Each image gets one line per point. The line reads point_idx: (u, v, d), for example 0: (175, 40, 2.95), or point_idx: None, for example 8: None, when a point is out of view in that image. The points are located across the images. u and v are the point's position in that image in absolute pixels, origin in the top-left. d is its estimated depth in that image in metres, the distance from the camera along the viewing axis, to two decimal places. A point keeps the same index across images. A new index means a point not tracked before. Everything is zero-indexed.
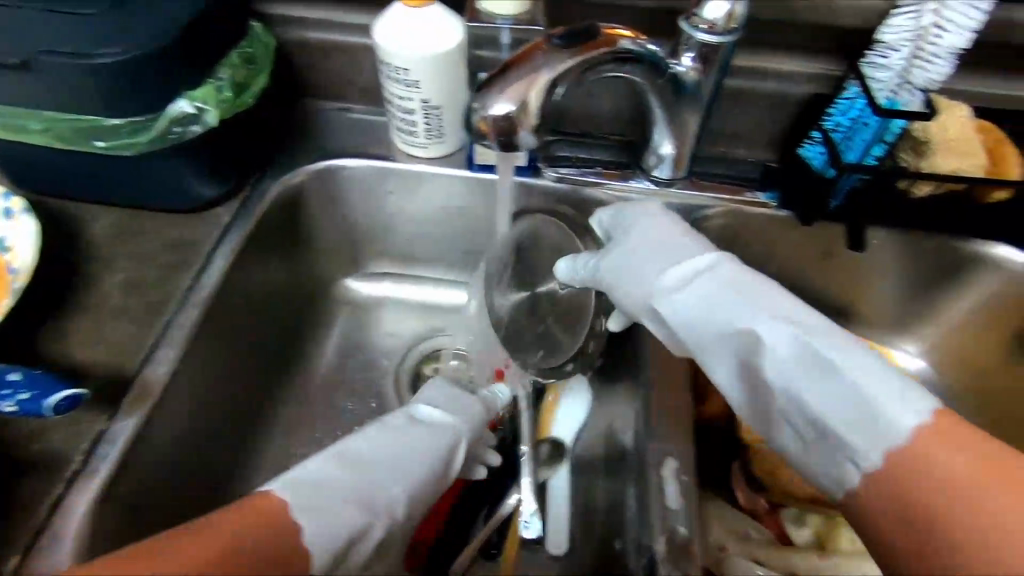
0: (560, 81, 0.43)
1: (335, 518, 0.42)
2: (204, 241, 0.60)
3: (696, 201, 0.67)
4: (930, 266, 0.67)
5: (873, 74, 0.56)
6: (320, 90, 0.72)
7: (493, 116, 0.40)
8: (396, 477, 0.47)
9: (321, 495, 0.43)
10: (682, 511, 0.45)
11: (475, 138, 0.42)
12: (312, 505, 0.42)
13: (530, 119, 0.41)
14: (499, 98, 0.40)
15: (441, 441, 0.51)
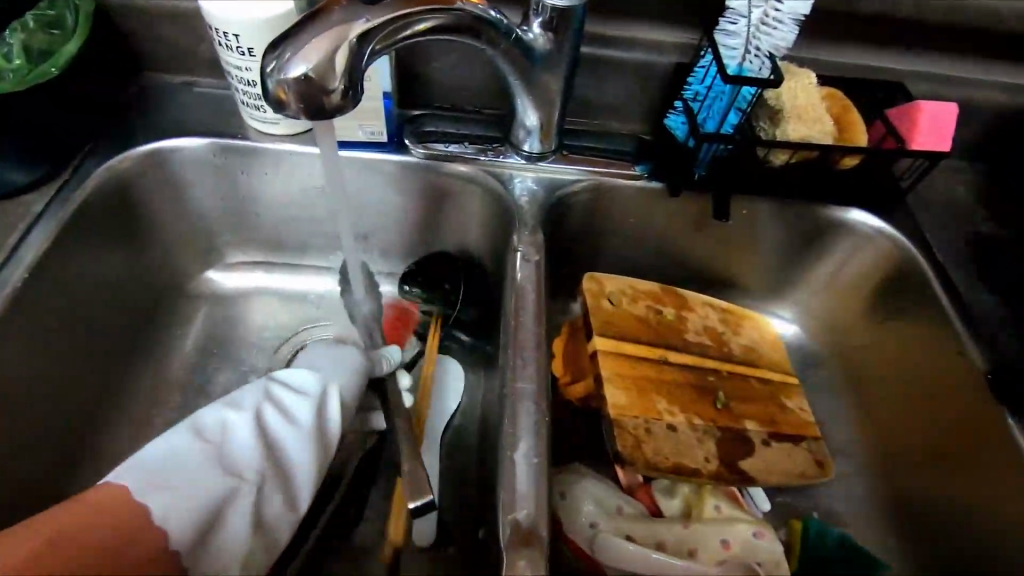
0: (369, 39, 0.38)
1: (186, 493, 0.46)
2: (7, 233, 0.52)
3: (566, 175, 0.65)
4: (796, 233, 0.68)
5: (725, 42, 0.55)
6: (160, 61, 0.65)
7: (291, 81, 0.36)
8: (254, 438, 0.50)
9: (177, 474, 0.47)
10: (530, 494, 0.44)
11: (276, 106, 0.37)
12: (161, 481, 0.46)
13: (331, 83, 0.37)
14: (294, 58, 0.36)
15: (301, 408, 0.52)
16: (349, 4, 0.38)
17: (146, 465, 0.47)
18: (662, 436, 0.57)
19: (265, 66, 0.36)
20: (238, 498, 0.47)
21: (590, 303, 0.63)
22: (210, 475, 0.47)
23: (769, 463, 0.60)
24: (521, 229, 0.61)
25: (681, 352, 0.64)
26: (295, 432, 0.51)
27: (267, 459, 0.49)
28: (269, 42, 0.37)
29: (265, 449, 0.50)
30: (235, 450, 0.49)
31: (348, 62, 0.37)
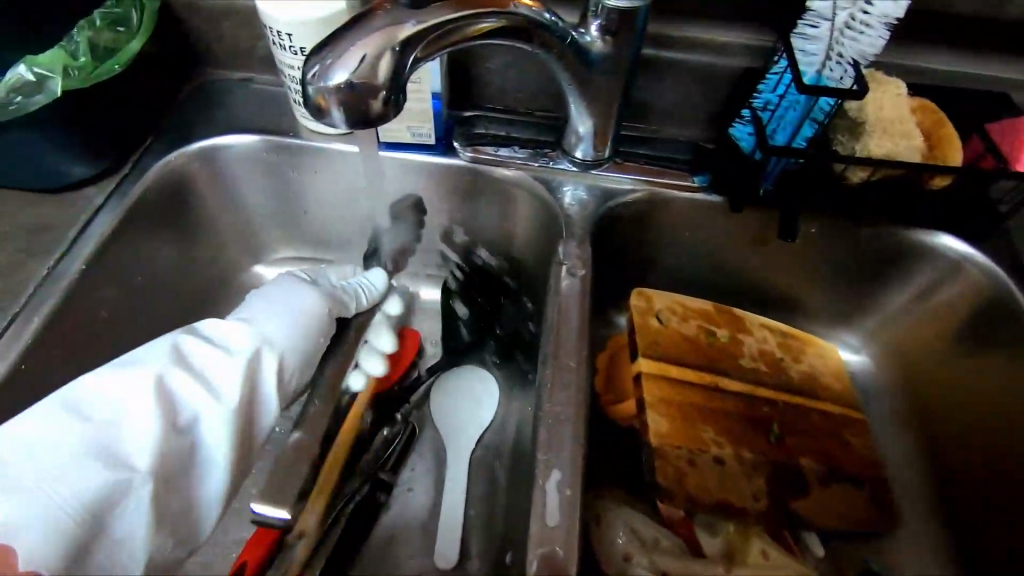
0: (414, 44, 0.37)
1: (78, 485, 0.40)
2: (68, 225, 0.54)
3: (620, 184, 0.62)
4: (869, 256, 0.62)
5: (802, 47, 0.50)
6: (218, 57, 0.66)
7: (332, 87, 0.35)
8: (161, 418, 0.44)
9: (50, 471, 0.40)
10: (561, 528, 0.41)
11: (314, 114, 0.36)
12: (40, 477, 0.40)
13: (372, 88, 0.35)
14: (336, 64, 0.35)
15: (219, 377, 0.48)
16: (395, 8, 0.36)
17: (11, 464, 0.40)
18: (707, 469, 0.53)
19: (308, 72, 0.35)
20: (129, 494, 0.42)
21: (636, 320, 0.60)
22: (101, 464, 0.41)
23: (824, 506, 0.56)
24: (567, 240, 0.58)
25: (733, 378, 0.60)
26: (205, 406, 0.46)
27: (173, 439, 0.44)
28: (313, 47, 0.36)
29: (171, 424, 0.44)
30: (127, 434, 0.43)
31: (393, 68, 0.36)
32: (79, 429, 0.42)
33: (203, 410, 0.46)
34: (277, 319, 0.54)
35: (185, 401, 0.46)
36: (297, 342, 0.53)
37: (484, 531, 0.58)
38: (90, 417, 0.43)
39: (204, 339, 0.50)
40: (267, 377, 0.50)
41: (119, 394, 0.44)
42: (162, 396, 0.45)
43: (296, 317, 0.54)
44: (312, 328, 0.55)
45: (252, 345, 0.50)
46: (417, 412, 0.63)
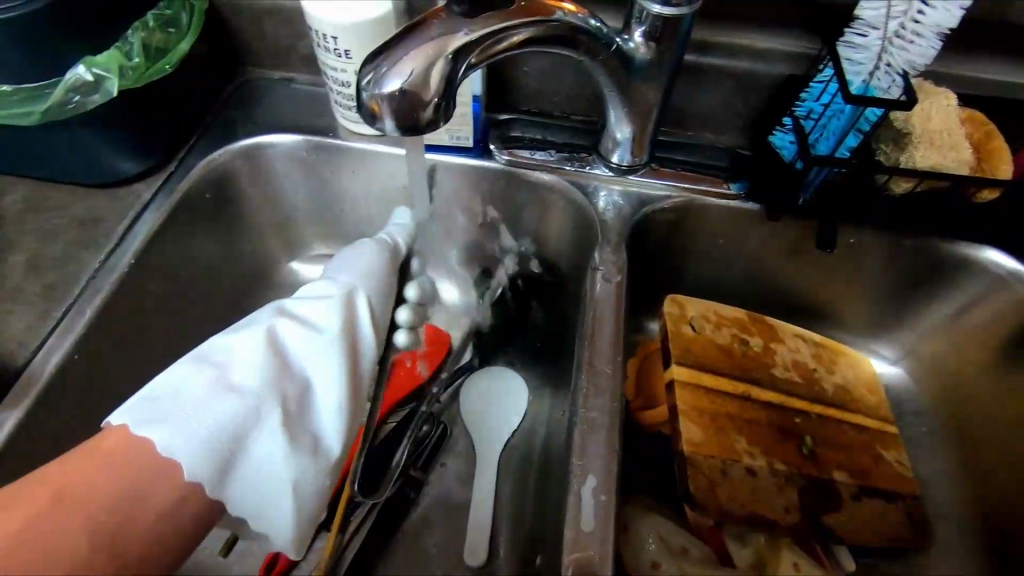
0: (466, 55, 0.38)
1: (208, 417, 0.40)
2: (117, 220, 0.56)
3: (656, 190, 0.62)
4: (909, 268, 0.62)
5: (850, 56, 0.50)
6: (261, 57, 0.67)
7: (384, 96, 0.35)
8: (276, 359, 0.44)
9: (187, 406, 0.40)
10: (596, 533, 0.42)
11: (367, 120, 0.37)
12: (170, 413, 0.40)
13: (426, 97, 0.36)
14: (388, 73, 0.35)
15: (322, 320, 0.48)
16: (450, 17, 0.37)
17: (157, 402, 0.41)
18: (738, 479, 0.53)
19: (362, 80, 0.36)
20: (258, 420, 0.41)
21: (670, 327, 0.60)
22: (230, 396, 0.41)
23: (857, 519, 0.55)
24: (602, 245, 0.58)
25: (766, 388, 0.59)
26: (315, 346, 0.46)
27: (289, 378, 0.44)
28: (367, 57, 0.36)
29: (284, 366, 0.44)
30: (251, 371, 0.43)
31: (442, 77, 0.36)
32: (208, 372, 0.43)
33: (314, 351, 0.46)
34: (364, 270, 0.54)
35: (295, 346, 0.46)
36: (378, 285, 0.54)
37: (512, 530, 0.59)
38: (220, 360, 0.44)
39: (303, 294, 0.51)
40: (363, 317, 0.50)
41: (233, 341, 0.45)
42: (272, 342, 0.45)
43: (379, 268, 0.55)
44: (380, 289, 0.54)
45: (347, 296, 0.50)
46: (447, 411, 0.64)
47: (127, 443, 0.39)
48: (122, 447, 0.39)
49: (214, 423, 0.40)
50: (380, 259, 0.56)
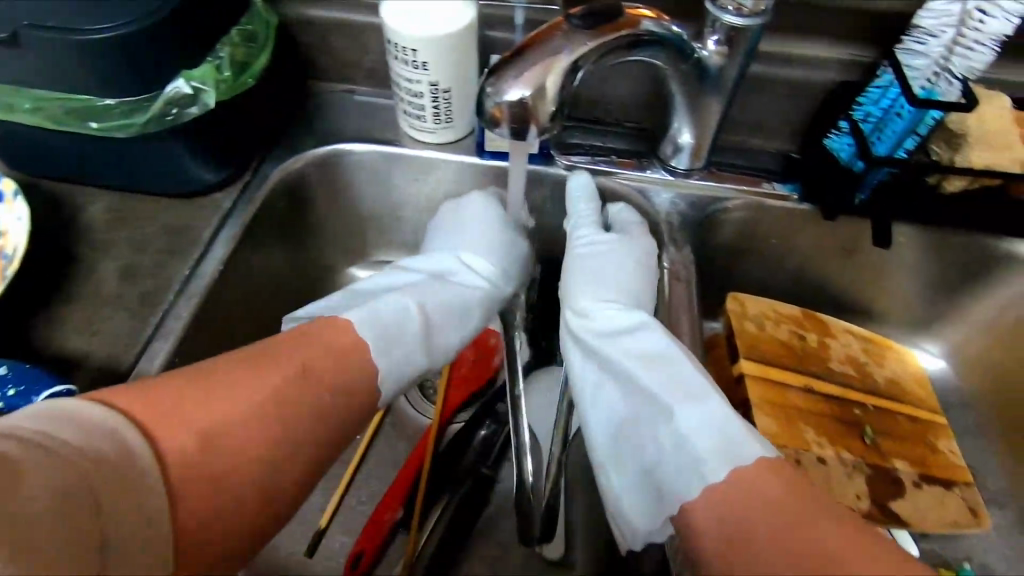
0: (579, 65, 0.41)
1: (409, 356, 0.51)
2: (201, 229, 0.58)
3: (716, 193, 0.64)
4: (957, 264, 0.64)
5: (909, 62, 0.53)
6: (324, 71, 0.70)
7: (507, 103, 0.40)
8: (448, 314, 0.56)
9: (395, 338, 0.50)
10: None
11: (486, 125, 0.41)
12: (387, 336, 0.50)
13: (545, 107, 0.40)
14: (513, 84, 0.40)
15: (485, 270, 0.61)
16: (573, 29, 0.40)
17: (373, 315, 0.50)
18: (811, 468, 0.56)
19: (484, 90, 0.40)
20: (446, 338, 0.55)
21: (734, 324, 0.62)
22: (424, 349, 0.52)
23: (922, 507, 0.57)
24: (668, 246, 0.61)
25: (826, 382, 0.62)
26: (471, 314, 0.58)
27: (452, 335, 0.56)
28: (490, 66, 0.40)
29: (454, 322, 0.56)
30: (442, 309, 0.56)
31: (559, 85, 0.40)
32: (400, 300, 0.53)
33: (471, 315, 0.58)
34: (477, 220, 0.62)
35: (465, 306, 0.58)
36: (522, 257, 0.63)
37: None
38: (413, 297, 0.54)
39: (462, 245, 0.61)
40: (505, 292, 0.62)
41: (430, 294, 0.56)
42: (432, 299, 0.56)
43: (507, 237, 0.62)
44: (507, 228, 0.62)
45: (494, 258, 0.61)
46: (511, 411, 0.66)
47: (336, 325, 0.48)
48: (339, 335, 0.47)
49: (411, 341, 0.51)
50: (498, 213, 0.62)
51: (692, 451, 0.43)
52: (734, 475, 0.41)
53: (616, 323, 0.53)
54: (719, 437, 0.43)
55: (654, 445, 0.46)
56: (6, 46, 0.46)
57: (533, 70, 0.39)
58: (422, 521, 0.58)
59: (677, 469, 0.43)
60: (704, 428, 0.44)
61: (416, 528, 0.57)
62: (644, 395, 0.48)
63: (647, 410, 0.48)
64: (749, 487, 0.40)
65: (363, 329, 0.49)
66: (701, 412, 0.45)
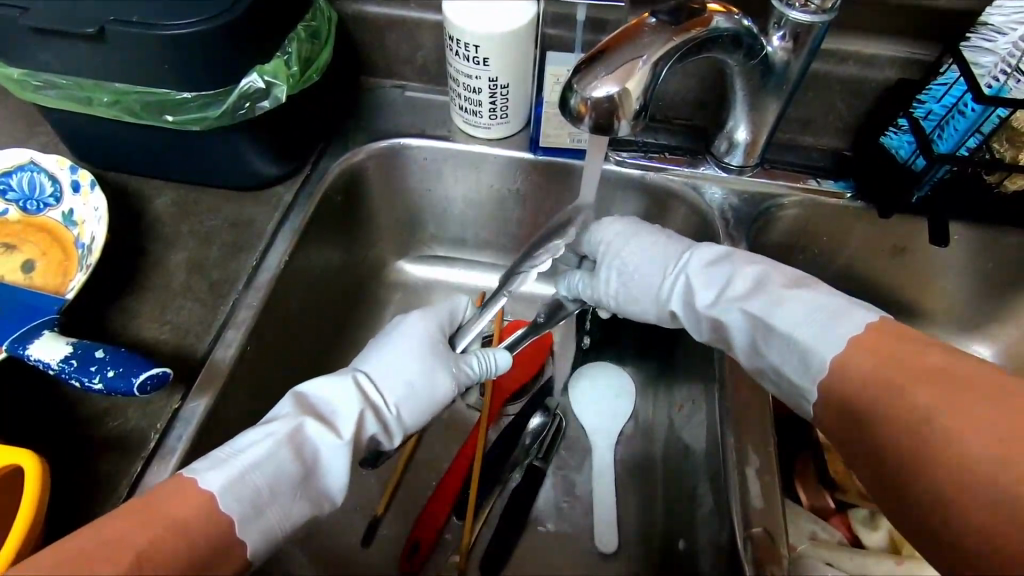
0: (663, 61, 0.42)
1: (247, 477, 0.41)
2: (265, 221, 0.59)
3: (769, 190, 0.64)
4: (1009, 265, 0.64)
5: (975, 59, 0.53)
6: (377, 67, 0.71)
7: (596, 98, 0.41)
8: (310, 437, 0.45)
9: (237, 472, 0.41)
10: (763, 510, 0.47)
11: (571, 121, 0.42)
12: (221, 462, 0.41)
13: (631, 104, 0.41)
14: (602, 81, 0.41)
15: (414, 378, 0.52)
16: (660, 25, 0.42)
17: (240, 473, 0.41)
18: None
19: (571, 88, 0.41)
20: (339, 468, 0.45)
21: None
22: (258, 466, 0.41)
23: None
24: (723, 242, 0.61)
25: None
26: (346, 421, 0.47)
27: (323, 449, 0.45)
28: (576, 64, 0.42)
29: (324, 425, 0.46)
30: (324, 439, 0.45)
31: (645, 82, 0.41)
32: (268, 442, 0.43)
33: (347, 405, 0.48)
34: (410, 337, 0.55)
35: (329, 402, 0.48)
36: (387, 365, 0.53)
37: (638, 516, 0.62)
38: (282, 435, 0.43)
39: (374, 359, 0.53)
40: (430, 402, 0.52)
41: (319, 391, 0.49)
42: (306, 448, 0.45)
43: (435, 363, 0.53)
44: (437, 347, 0.55)
45: (412, 375, 0.52)
46: (561, 403, 0.66)
47: (180, 484, 0.39)
48: (183, 498, 0.38)
49: (288, 494, 0.42)
50: (428, 347, 0.54)
51: (817, 320, 0.46)
52: (853, 347, 0.43)
53: (713, 247, 0.55)
54: (834, 306, 0.47)
55: (780, 330, 0.48)
56: (92, 44, 0.48)
57: (619, 68, 0.41)
58: (475, 513, 0.58)
59: (811, 338, 0.46)
60: (811, 316, 0.47)
61: (471, 519, 0.58)
62: (751, 295, 0.51)
63: (764, 305, 0.50)
64: (879, 361, 0.42)
65: (223, 503, 0.39)
66: (803, 301, 0.48)
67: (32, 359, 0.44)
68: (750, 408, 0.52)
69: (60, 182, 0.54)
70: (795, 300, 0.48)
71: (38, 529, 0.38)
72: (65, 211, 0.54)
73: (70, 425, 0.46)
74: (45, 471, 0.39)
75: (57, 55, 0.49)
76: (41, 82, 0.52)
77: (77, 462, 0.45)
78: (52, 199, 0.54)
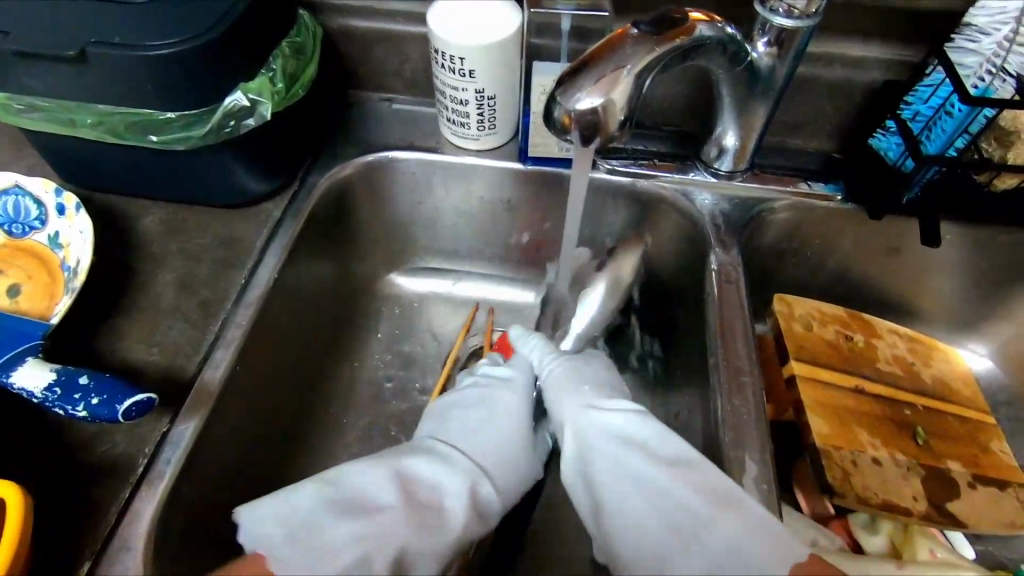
0: (647, 70, 0.42)
1: (322, 570, 0.40)
2: (253, 238, 0.59)
3: (758, 194, 0.64)
4: (1004, 262, 0.64)
5: (961, 60, 0.54)
6: (365, 81, 0.71)
7: (580, 110, 0.41)
8: (406, 520, 0.43)
9: (317, 564, 0.40)
10: None
11: (556, 133, 0.42)
12: (314, 548, 0.41)
13: (615, 114, 0.41)
14: (586, 93, 0.41)
15: (501, 448, 0.52)
16: (643, 36, 0.42)
17: (321, 567, 0.40)
18: (867, 469, 0.55)
19: (556, 99, 0.41)
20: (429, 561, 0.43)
21: (781, 325, 0.62)
22: (337, 560, 0.40)
23: (979, 507, 0.56)
24: (715, 248, 0.61)
25: (874, 381, 0.62)
26: (454, 518, 0.45)
27: (427, 546, 0.43)
28: (560, 76, 0.42)
29: (424, 513, 0.45)
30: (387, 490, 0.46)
31: (629, 92, 0.41)
32: (361, 530, 0.42)
33: (447, 487, 0.47)
34: (504, 407, 0.55)
35: (432, 482, 0.47)
36: (489, 440, 0.52)
37: None
38: (376, 522, 0.42)
39: (469, 432, 0.53)
40: (511, 488, 0.51)
41: (415, 467, 0.48)
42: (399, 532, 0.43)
43: (524, 441, 0.54)
44: (524, 420, 0.55)
45: (495, 441, 0.52)
46: None
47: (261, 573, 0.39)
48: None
49: None
50: (522, 423, 0.55)
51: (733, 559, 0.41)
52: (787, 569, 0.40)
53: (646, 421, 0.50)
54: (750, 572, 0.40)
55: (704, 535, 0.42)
56: (73, 66, 0.47)
57: (603, 79, 0.41)
58: None
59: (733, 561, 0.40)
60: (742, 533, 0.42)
61: (468, 536, 0.57)
62: (681, 475, 0.45)
63: (664, 512, 0.44)
64: None
65: None
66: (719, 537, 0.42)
67: (16, 387, 0.43)
68: (746, 418, 0.51)
69: (46, 205, 0.53)
70: (716, 513, 0.43)
71: (21, 564, 0.37)
72: (51, 234, 0.53)
73: (57, 452, 0.46)
74: (28, 503, 0.38)
75: (39, 79, 0.49)
76: (25, 106, 0.51)
77: (64, 489, 0.44)
78: (37, 223, 0.53)
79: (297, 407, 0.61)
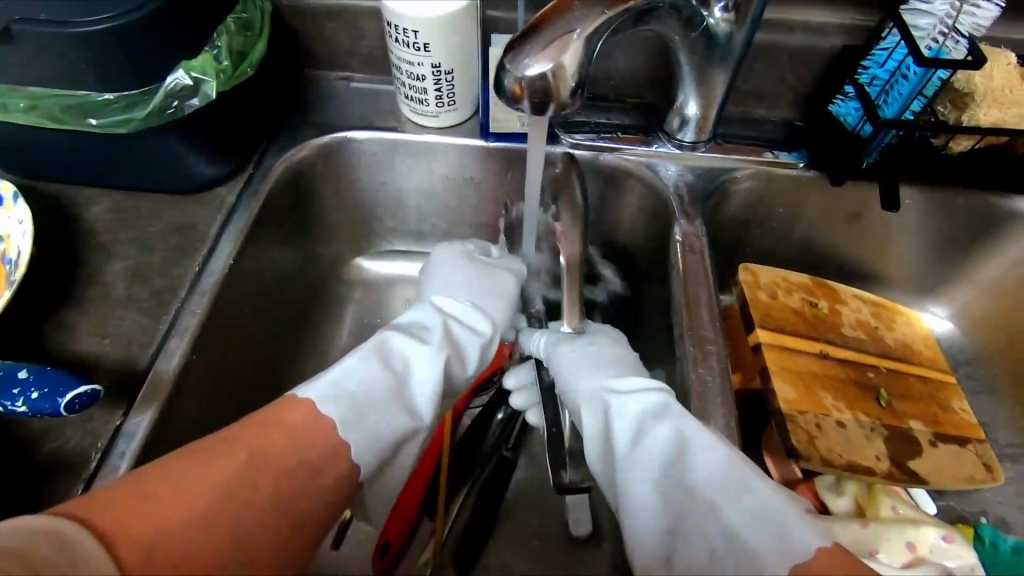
0: (597, 33, 0.41)
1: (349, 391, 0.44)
2: (207, 224, 0.57)
3: (722, 164, 0.64)
4: (963, 225, 0.65)
5: (915, 22, 0.54)
6: (321, 59, 0.68)
7: (530, 77, 0.40)
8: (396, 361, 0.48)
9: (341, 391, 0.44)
10: None
11: (508, 102, 0.41)
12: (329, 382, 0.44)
13: (566, 80, 0.40)
14: (535, 58, 0.40)
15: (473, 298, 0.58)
16: None
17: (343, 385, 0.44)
18: (832, 433, 0.56)
19: (505, 68, 0.40)
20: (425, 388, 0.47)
21: (747, 294, 0.63)
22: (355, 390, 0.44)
23: (938, 464, 0.57)
24: (679, 219, 0.61)
25: (838, 346, 0.63)
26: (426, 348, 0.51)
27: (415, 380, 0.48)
28: (507, 43, 0.41)
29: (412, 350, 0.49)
30: (416, 348, 0.50)
31: (580, 56, 0.40)
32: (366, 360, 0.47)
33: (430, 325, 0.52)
34: (459, 267, 0.61)
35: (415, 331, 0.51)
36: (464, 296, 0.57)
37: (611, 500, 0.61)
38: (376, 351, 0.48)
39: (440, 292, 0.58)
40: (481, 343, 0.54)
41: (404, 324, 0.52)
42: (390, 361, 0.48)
43: (488, 288, 0.59)
44: (480, 271, 0.61)
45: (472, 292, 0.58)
46: None
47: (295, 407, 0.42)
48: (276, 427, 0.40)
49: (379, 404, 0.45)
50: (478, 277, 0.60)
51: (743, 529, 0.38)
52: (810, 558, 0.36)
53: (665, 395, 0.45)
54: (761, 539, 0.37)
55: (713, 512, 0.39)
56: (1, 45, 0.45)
57: (552, 44, 0.40)
58: (444, 509, 0.56)
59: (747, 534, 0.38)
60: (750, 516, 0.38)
61: (440, 517, 0.56)
62: (703, 455, 0.41)
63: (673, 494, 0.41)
64: None
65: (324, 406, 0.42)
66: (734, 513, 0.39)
67: None
68: (712, 385, 0.51)
69: None
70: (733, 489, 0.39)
71: None
72: None
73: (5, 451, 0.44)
74: None
75: None
76: None
77: (13, 487, 0.42)
78: None
79: (264, 396, 0.60)
